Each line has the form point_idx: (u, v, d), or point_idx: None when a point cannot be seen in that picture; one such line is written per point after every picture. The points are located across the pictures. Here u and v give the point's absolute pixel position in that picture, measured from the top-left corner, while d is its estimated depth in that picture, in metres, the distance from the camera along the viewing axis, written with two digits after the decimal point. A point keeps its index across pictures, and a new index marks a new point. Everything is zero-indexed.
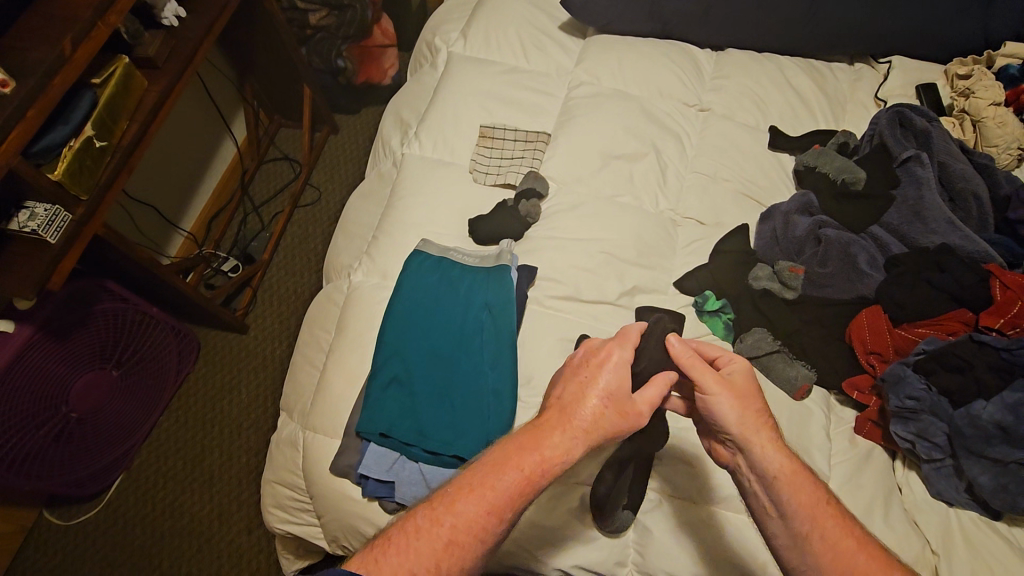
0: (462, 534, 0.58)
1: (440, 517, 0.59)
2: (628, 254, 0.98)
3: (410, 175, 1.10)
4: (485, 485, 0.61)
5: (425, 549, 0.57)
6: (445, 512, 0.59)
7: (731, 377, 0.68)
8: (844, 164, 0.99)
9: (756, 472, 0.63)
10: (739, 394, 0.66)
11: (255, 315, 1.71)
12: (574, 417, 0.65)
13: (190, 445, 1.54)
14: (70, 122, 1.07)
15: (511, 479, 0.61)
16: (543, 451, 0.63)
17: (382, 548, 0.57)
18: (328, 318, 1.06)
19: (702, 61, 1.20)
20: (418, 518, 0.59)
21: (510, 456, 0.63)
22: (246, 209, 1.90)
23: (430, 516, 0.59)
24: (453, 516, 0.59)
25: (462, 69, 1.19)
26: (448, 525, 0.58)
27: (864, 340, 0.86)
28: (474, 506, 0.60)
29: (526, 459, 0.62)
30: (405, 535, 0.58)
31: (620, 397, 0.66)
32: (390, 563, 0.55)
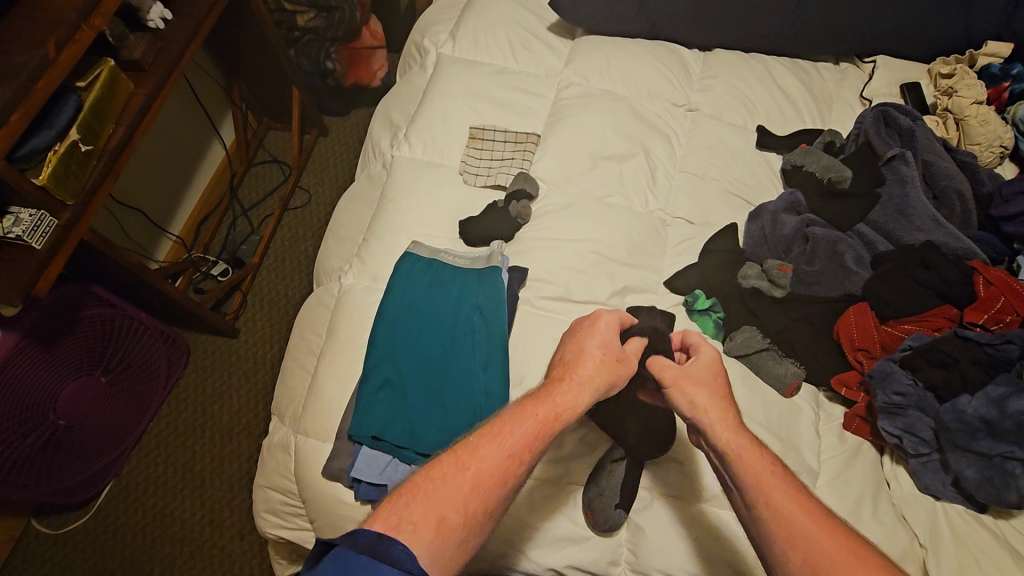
0: (486, 475, 0.62)
1: (466, 462, 0.63)
2: (617, 254, 0.99)
3: (400, 177, 1.10)
4: (505, 433, 0.66)
5: (453, 492, 0.60)
6: (470, 457, 0.63)
7: (691, 366, 0.74)
8: (830, 163, 1.00)
9: (715, 449, 0.68)
10: (697, 379, 0.73)
11: (245, 319, 1.70)
12: (573, 362, 0.73)
13: (180, 450, 1.53)
14: (55, 126, 1.06)
15: (529, 427, 0.67)
16: (556, 400, 0.69)
17: (410, 496, 0.60)
18: (319, 321, 1.05)
19: (690, 61, 1.21)
20: (442, 465, 0.63)
21: (527, 407, 0.69)
22: (234, 212, 1.89)
23: (456, 462, 0.63)
24: (479, 459, 0.63)
25: (451, 70, 1.19)
26: (474, 468, 0.62)
27: (852, 337, 0.87)
28: (496, 452, 0.64)
29: (541, 408, 0.68)
30: (432, 481, 0.61)
31: (610, 356, 0.74)
32: (418, 509, 0.59)
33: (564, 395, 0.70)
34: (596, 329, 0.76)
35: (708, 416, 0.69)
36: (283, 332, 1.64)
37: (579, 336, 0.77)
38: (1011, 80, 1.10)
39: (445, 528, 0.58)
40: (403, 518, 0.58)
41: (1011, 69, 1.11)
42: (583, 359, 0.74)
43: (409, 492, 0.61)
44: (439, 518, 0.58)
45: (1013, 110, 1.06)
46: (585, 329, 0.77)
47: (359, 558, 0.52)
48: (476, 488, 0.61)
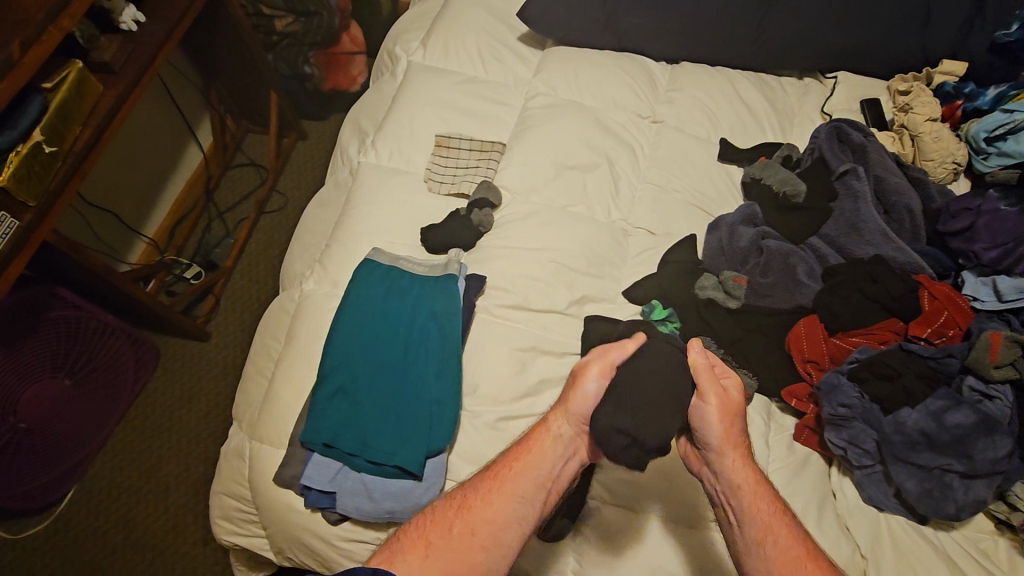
0: (468, 505, 0.70)
1: (462, 510, 0.69)
2: (577, 264, 1.00)
3: (365, 183, 1.10)
4: (493, 469, 0.74)
5: (441, 522, 0.68)
6: (463, 504, 0.70)
7: (727, 391, 0.76)
8: (786, 176, 1.01)
9: (722, 481, 0.72)
10: (725, 406, 0.75)
11: (217, 322, 1.69)
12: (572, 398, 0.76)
13: (147, 455, 1.52)
14: (18, 127, 1.06)
15: (511, 479, 0.72)
16: (532, 453, 0.73)
17: (403, 533, 0.68)
18: (279, 327, 1.05)
19: (657, 73, 1.23)
20: (437, 505, 0.71)
21: (507, 459, 0.74)
22: (210, 215, 1.88)
23: (448, 510, 0.69)
24: (466, 508, 0.69)
25: (420, 78, 1.20)
26: (461, 500, 0.70)
27: (802, 349, 0.87)
28: (484, 503, 0.70)
29: (521, 462, 0.73)
30: (424, 516, 0.69)
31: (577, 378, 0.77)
32: (409, 537, 0.67)
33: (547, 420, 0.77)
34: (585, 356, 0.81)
35: (731, 449, 0.73)
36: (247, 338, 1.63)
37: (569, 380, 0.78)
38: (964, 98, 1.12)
39: (433, 554, 0.65)
40: (393, 549, 0.66)
41: (964, 87, 1.13)
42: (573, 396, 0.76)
43: (405, 531, 0.69)
44: (424, 543, 0.66)
45: (966, 127, 1.08)
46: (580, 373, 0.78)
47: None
48: (463, 518, 0.68)
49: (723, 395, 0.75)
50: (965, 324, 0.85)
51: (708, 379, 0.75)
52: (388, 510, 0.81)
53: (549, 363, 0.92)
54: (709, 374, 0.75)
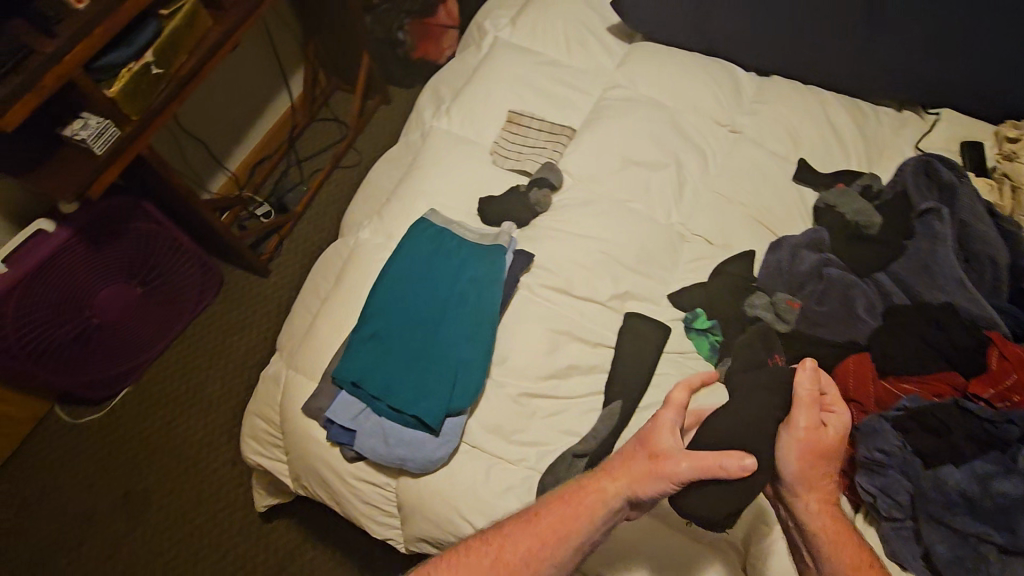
0: (506, 558, 0.71)
1: (496, 558, 0.71)
2: (627, 259, 1.00)
3: (434, 148, 1.13)
4: (534, 517, 0.73)
5: (477, 569, 0.70)
6: (496, 549, 0.72)
7: (824, 431, 0.72)
8: (862, 207, 0.96)
9: (798, 516, 0.74)
10: (817, 450, 0.72)
11: (278, 261, 1.79)
12: (638, 479, 0.71)
13: (195, 371, 1.62)
14: (133, 46, 1.15)
15: (550, 532, 0.72)
16: (587, 504, 0.73)
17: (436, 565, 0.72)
18: (330, 271, 1.10)
19: (744, 84, 1.20)
20: (470, 543, 0.73)
21: (551, 507, 0.74)
22: (289, 161, 1.98)
23: (481, 555, 0.71)
24: (500, 561, 0.71)
25: (504, 55, 1.22)
26: (497, 548, 0.72)
27: (846, 387, 0.83)
28: (518, 551, 0.71)
29: (568, 513, 0.72)
30: (457, 554, 0.72)
31: (654, 463, 0.71)
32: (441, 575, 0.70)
33: (595, 487, 0.73)
34: (671, 419, 0.74)
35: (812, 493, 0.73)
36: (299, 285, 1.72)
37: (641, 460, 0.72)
38: None
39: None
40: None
41: None
42: (644, 478, 0.71)
43: (435, 560, 0.73)
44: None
45: None
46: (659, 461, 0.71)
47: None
48: (498, 571, 0.70)
49: (813, 434, 0.72)
50: None
51: (804, 410, 0.72)
52: (400, 460, 0.83)
53: (581, 350, 0.92)
54: (811, 405, 0.71)
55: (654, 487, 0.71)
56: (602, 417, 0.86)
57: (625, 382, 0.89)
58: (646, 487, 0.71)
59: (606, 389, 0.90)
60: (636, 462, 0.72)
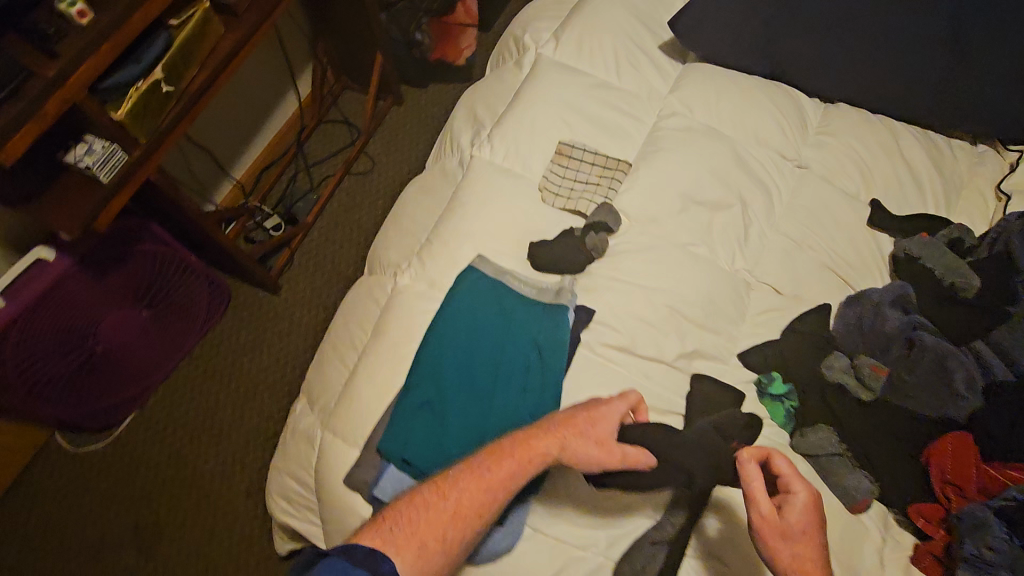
0: (463, 509, 0.68)
1: (448, 503, 0.68)
2: (693, 314, 0.92)
3: (475, 180, 1.03)
4: (485, 467, 0.70)
5: (434, 520, 0.66)
6: (449, 490, 0.69)
7: (783, 513, 0.67)
8: (952, 263, 0.89)
9: None
10: (788, 535, 0.65)
11: (289, 276, 1.69)
12: (585, 450, 0.73)
13: (205, 395, 1.54)
14: (141, 62, 1.04)
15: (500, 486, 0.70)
16: (532, 462, 0.71)
17: (394, 519, 0.66)
18: (364, 317, 1.01)
19: (808, 111, 1.11)
20: (422, 495, 0.68)
21: (505, 456, 0.71)
22: (297, 167, 1.86)
23: (435, 494, 0.68)
24: (459, 509, 0.67)
25: (549, 75, 1.11)
26: (454, 502, 0.68)
27: (945, 468, 0.78)
28: (473, 495, 0.69)
29: (517, 467, 0.71)
30: (412, 507, 0.67)
31: (601, 441, 0.74)
32: (403, 529, 0.65)
33: (540, 441, 0.72)
34: (621, 404, 0.77)
35: None
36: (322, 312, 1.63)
37: (588, 432, 0.74)
38: None
39: (423, 555, 0.64)
40: (388, 540, 0.64)
41: None
42: (586, 450, 0.73)
43: (388, 514, 0.67)
44: (417, 540, 0.64)
45: None
46: (602, 440, 0.74)
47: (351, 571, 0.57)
48: (454, 524, 0.67)
49: (770, 521, 0.66)
50: None
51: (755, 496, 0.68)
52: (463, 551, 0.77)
53: (649, 419, 0.85)
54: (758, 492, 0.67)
55: (592, 460, 0.73)
56: (676, 497, 0.80)
57: None
58: (586, 458, 0.73)
59: None
60: (581, 432, 0.74)
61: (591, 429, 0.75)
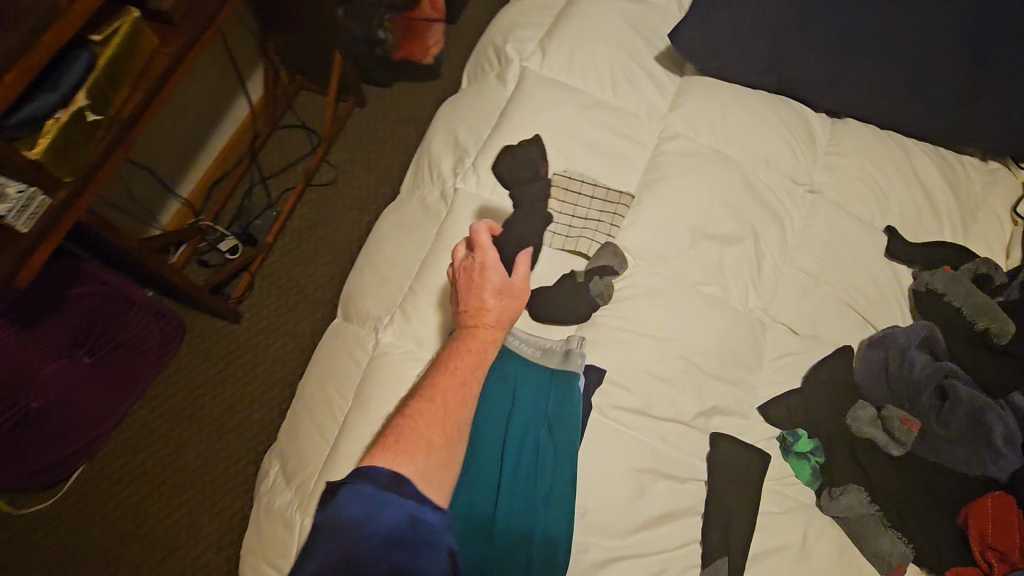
0: (451, 402, 0.64)
1: (434, 398, 0.64)
2: (709, 365, 0.85)
3: (464, 218, 0.92)
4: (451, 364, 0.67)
5: (432, 418, 0.61)
6: (431, 392, 0.64)
7: None
8: (986, 305, 0.84)
9: None
10: None
11: (250, 304, 1.46)
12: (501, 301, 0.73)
13: (163, 445, 1.33)
14: (59, 90, 0.84)
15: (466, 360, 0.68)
16: (474, 348, 0.70)
17: (397, 432, 0.59)
18: (345, 380, 0.90)
19: (816, 129, 1.03)
20: (413, 406, 0.63)
21: (457, 352, 0.69)
22: (251, 179, 1.61)
23: (420, 401, 0.63)
24: (440, 398, 0.63)
25: (539, 93, 1.00)
26: (441, 398, 0.63)
27: (986, 531, 0.74)
28: (452, 383, 0.65)
29: (467, 351, 0.69)
30: (402, 420, 0.61)
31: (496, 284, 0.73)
32: (411, 438, 0.58)
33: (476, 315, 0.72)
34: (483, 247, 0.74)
35: None
36: (296, 347, 1.42)
37: (483, 287, 0.73)
38: None
39: (435, 453, 0.59)
40: (400, 453, 0.57)
41: None
42: (496, 302, 0.73)
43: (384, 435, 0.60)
44: (423, 441, 0.59)
45: None
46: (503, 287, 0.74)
47: (382, 495, 0.51)
48: (448, 410, 0.63)
49: None
50: None
51: None
52: None
53: (670, 490, 0.77)
54: None
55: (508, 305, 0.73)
56: None
57: (726, 530, 0.76)
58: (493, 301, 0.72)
59: (703, 538, 0.76)
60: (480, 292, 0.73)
61: (491, 291, 0.73)
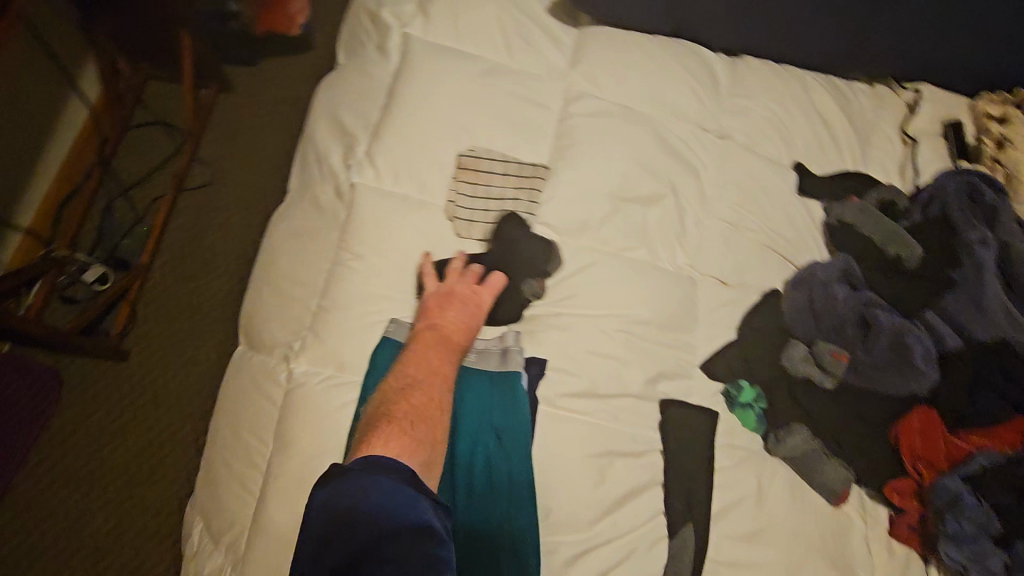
0: (438, 405, 0.66)
1: (419, 399, 0.65)
2: (650, 332, 0.82)
3: (364, 216, 0.82)
4: (440, 369, 0.69)
5: (420, 418, 0.63)
6: (414, 396, 0.65)
7: None
8: (891, 234, 0.88)
9: None
10: None
11: (136, 338, 1.24)
12: (474, 318, 0.75)
13: (65, 517, 1.11)
14: None
15: (446, 364, 0.70)
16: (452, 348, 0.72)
17: (404, 420, 0.61)
18: (259, 420, 0.79)
19: (717, 70, 1.01)
20: (401, 409, 0.63)
21: (437, 352, 0.70)
22: (109, 192, 1.34)
23: (409, 401, 0.64)
24: (428, 399, 0.65)
25: (429, 63, 0.90)
26: (426, 398, 0.65)
27: (913, 445, 0.78)
28: (434, 385, 0.67)
29: (448, 354, 0.71)
30: (395, 419, 0.61)
31: (474, 302, 0.76)
32: (422, 428, 0.62)
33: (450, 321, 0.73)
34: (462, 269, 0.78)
35: None
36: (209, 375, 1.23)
37: (457, 301, 0.75)
38: None
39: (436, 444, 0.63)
40: (412, 441, 0.60)
41: None
42: (468, 317, 0.75)
43: (391, 418, 0.62)
44: (430, 433, 0.62)
45: None
46: (475, 304, 0.76)
47: (405, 490, 0.52)
48: (436, 411, 0.65)
49: None
50: None
51: None
52: None
53: (630, 468, 0.74)
54: None
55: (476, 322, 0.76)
56: (675, 550, 0.72)
57: (689, 497, 0.74)
58: (466, 317, 0.75)
59: (668, 509, 0.74)
60: (460, 306, 0.75)
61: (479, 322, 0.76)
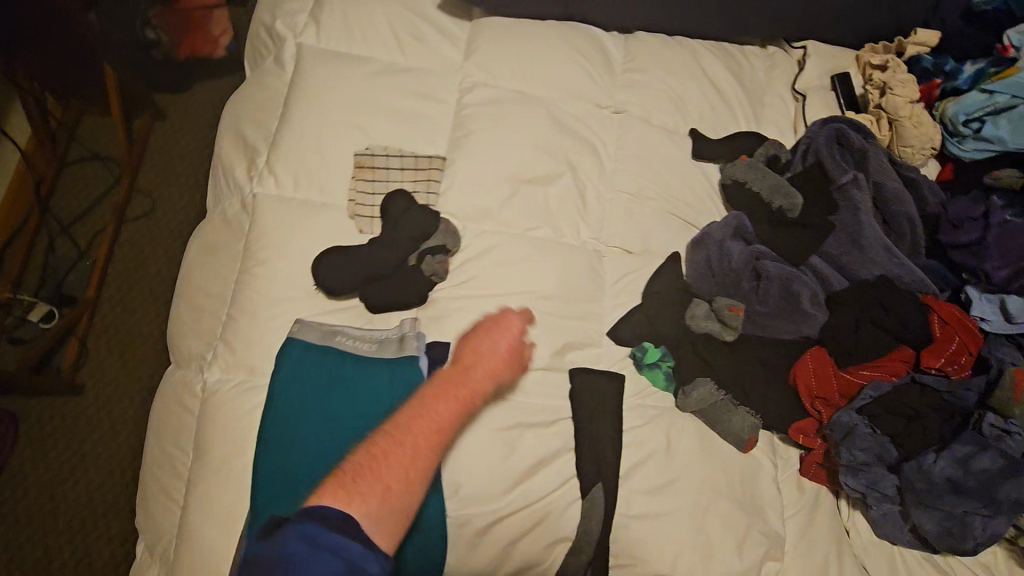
0: (417, 456, 0.57)
1: (396, 444, 0.57)
2: (555, 307, 0.85)
3: (267, 225, 0.84)
4: (438, 419, 0.60)
5: (385, 469, 0.55)
6: (390, 440, 0.57)
7: None
8: (776, 185, 0.92)
9: None
10: None
11: (88, 372, 1.24)
12: (501, 357, 0.68)
13: (30, 551, 1.12)
14: None
15: (448, 409, 0.61)
16: (461, 390, 0.63)
17: (358, 471, 0.55)
18: (181, 433, 0.81)
19: (610, 48, 1.03)
20: (372, 445, 0.57)
21: (444, 390, 0.63)
22: (48, 230, 1.34)
23: (385, 442, 0.57)
24: (408, 446, 0.57)
25: (321, 69, 0.92)
26: (399, 449, 0.57)
27: (811, 386, 0.82)
28: (421, 434, 0.59)
29: (455, 393, 0.62)
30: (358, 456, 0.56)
31: (507, 338, 0.69)
32: (373, 481, 0.54)
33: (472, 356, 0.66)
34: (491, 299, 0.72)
35: None
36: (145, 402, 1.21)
37: (486, 335, 0.69)
38: (944, 77, 1.05)
39: (390, 497, 0.55)
40: (362, 489, 0.54)
41: (944, 63, 1.06)
42: (494, 351, 0.67)
43: (371, 446, 0.57)
44: (382, 484, 0.55)
45: (942, 107, 1.02)
46: (503, 339, 0.69)
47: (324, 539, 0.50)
48: (411, 464, 0.57)
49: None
50: (976, 349, 0.85)
51: None
52: None
53: (541, 439, 0.77)
54: None
55: (499, 363, 0.67)
56: (588, 511, 0.75)
57: (599, 460, 0.77)
58: (494, 347, 0.68)
59: (580, 473, 0.77)
60: (498, 336, 0.68)
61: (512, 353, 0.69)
